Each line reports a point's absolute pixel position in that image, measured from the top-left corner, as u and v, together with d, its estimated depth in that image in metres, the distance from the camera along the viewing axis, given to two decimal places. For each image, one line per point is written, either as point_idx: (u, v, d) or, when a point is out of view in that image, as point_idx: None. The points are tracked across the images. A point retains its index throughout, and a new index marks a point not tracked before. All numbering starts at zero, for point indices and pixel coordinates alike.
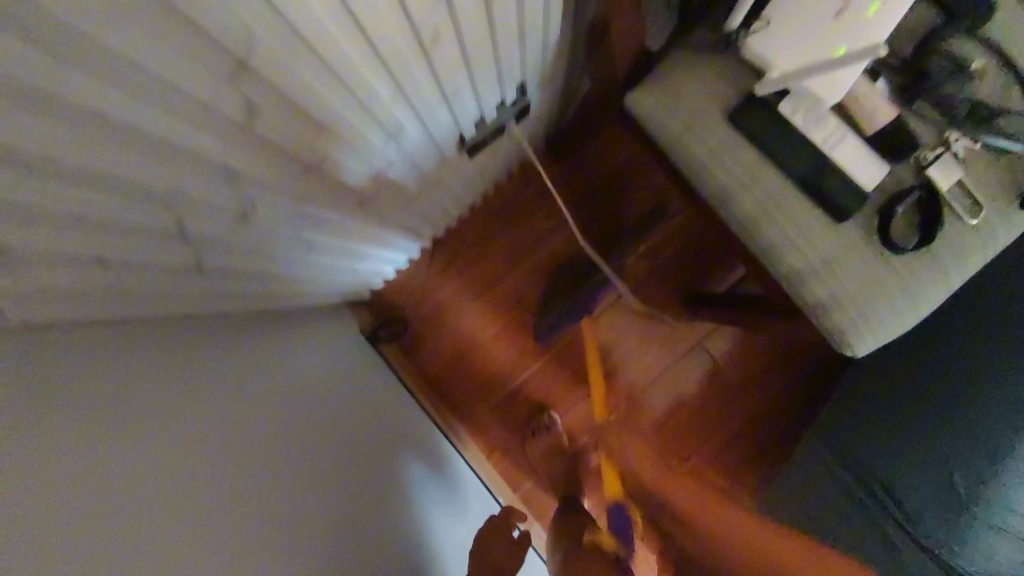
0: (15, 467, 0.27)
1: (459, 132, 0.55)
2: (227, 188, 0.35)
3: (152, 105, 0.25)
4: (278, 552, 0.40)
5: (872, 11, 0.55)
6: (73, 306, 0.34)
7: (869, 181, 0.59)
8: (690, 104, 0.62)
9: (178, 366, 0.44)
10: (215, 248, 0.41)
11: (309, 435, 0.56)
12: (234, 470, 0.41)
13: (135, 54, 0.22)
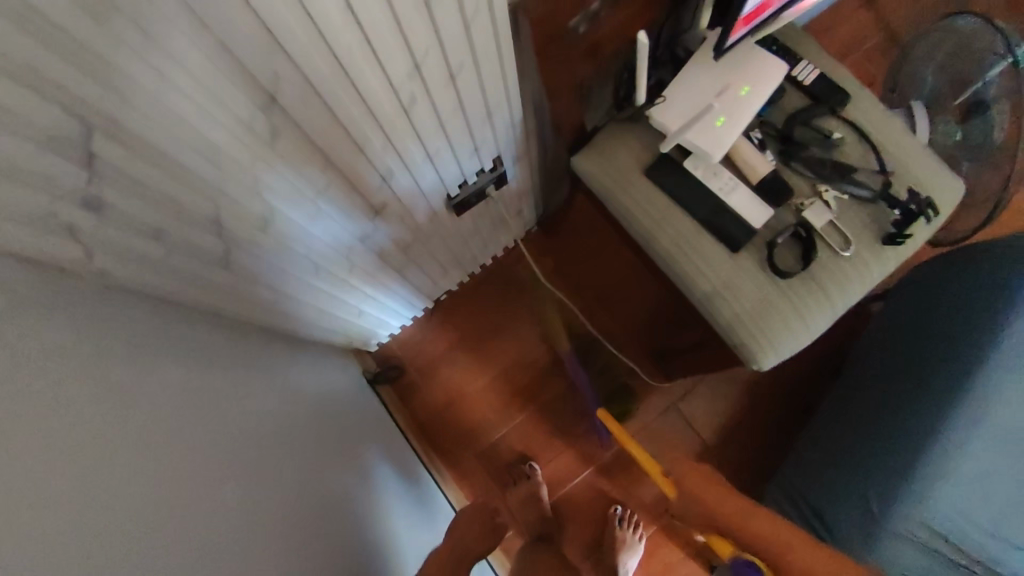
0: (101, 344, 0.54)
1: (445, 188, 0.95)
2: (242, 179, 0.64)
3: (203, 107, 0.53)
4: (231, 467, 0.66)
5: (745, 91, 0.76)
6: (151, 228, 0.60)
7: (754, 219, 0.77)
8: (617, 160, 0.83)
9: (185, 340, 0.72)
10: (219, 227, 0.68)
11: (268, 428, 0.81)
12: (211, 414, 0.68)
13: (195, 72, 0.49)
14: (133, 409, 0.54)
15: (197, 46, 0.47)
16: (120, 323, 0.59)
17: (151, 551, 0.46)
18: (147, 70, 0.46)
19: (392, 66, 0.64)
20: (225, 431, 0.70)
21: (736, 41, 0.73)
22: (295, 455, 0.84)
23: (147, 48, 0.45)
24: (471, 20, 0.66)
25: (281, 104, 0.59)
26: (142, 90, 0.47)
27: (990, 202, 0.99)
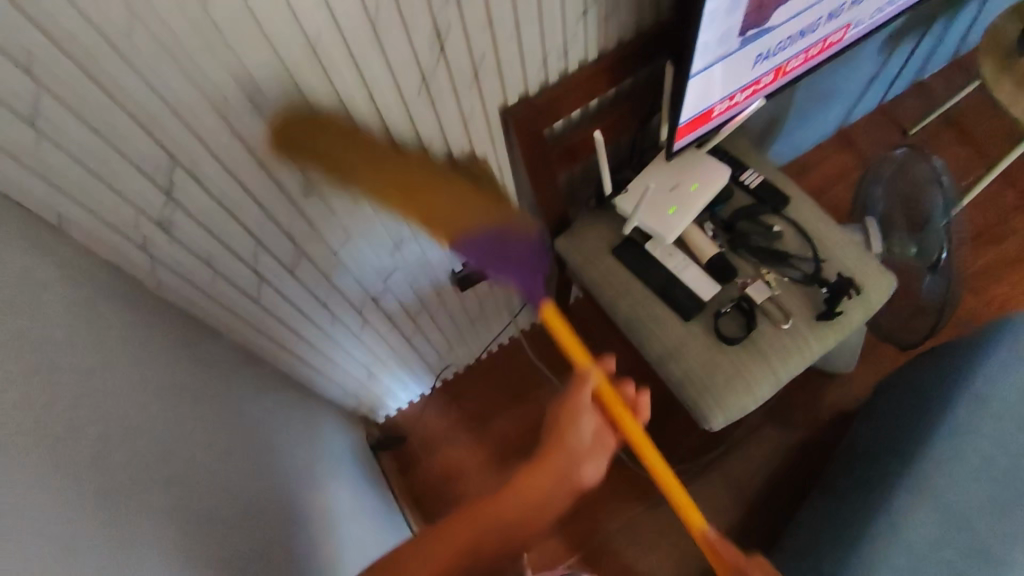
0: (127, 324, 0.69)
1: (449, 263, 1.12)
2: (273, 219, 0.82)
3: (250, 154, 0.73)
4: (207, 457, 0.75)
5: (694, 187, 0.92)
6: (197, 248, 0.78)
7: (703, 292, 0.90)
8: (588, 241, 0.99)
9: (206, 354, 0.87)
10: (251, 261, 0.85)
11: (260, 444, 0.91)
12: (203, 411, 0.79)
13: (249, 127, 0.70)
14: (137, 375, 0.67)
15: (252, 109, 0.68)
16: (146, 318, 0.74)
17: (129, 486, 0.58)
18: (214, 121, 0.67)
19: (402, 144, 0.84)
20: (216, 430, 0.80)
21: (685, 146, 0.92)
22: (275, 476, 0.91)
23: (217, 103, 0.65)
24: (468, 118, 0.86)
25: (316, 166, 0.79)
26: (210, 134, 0.68)
27: (935, 309, 1.13)
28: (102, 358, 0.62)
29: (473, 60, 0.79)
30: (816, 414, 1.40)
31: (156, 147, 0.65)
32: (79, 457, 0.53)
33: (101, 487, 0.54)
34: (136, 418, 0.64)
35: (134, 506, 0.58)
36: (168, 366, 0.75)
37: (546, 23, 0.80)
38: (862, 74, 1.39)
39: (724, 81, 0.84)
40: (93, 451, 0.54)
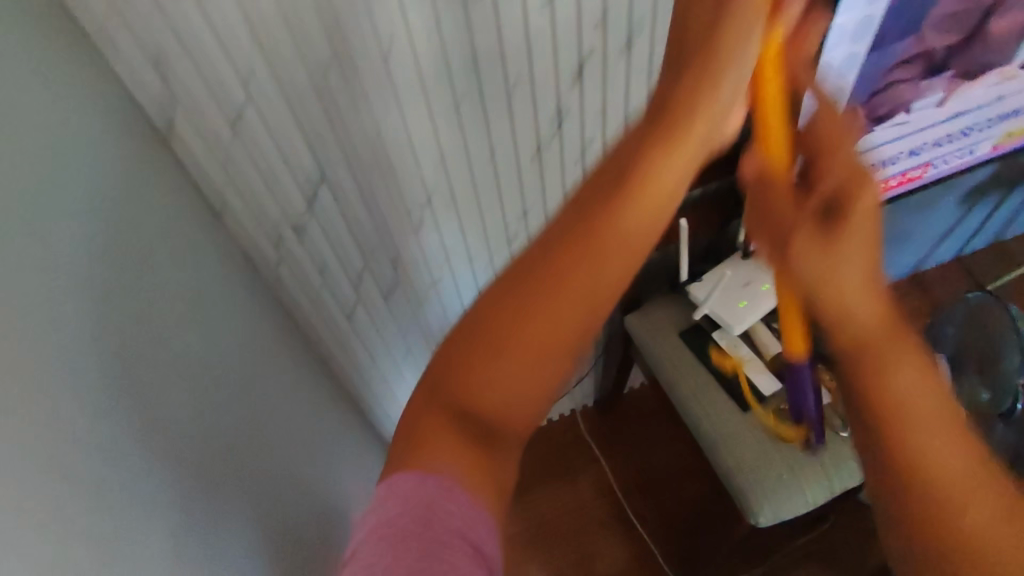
0: (238, 307, 0.79)
1: None
2: (382, 248, 0.93)
3: (380, 187, 0.85)
4: (272, 442, 0.81)
5: (766, 287, 0.97)
6: (314, 258, 0.90)
7: (765, 385, 0.93)
8: (658, 321, 1.04)
9: (293, 355, 0.95)
10: (353, 281, 0.96)
11: (317, 448, 0.96)
12: (279, 402, 0.86)
13: (386, 163, 0.82)
14: (237, 353, 0.76)
15: (393, 149, 0.81)
16: (254, 307, 0.85)
17: (211, 444, 0.65)
18: (361, 153, 0.80)
19: (508, 201, 0.94)
20: (287, 422, 0.87)
21: None
22: (320, 483, 0.96)
23: (367, 139, 0.78)
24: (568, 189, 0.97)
25: (432, 204, 0.90)
26: (356, 166, 0.81)
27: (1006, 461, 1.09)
28: (216, 327, 0.71)
29: (582, 141, 0.91)
30: (869, 557, 1.33)
31: (311, 164, 0.79)
32: (182, 399, 0.60)
33: (192, 439, 0.61)
34: (230, 388, 0.72)
35: (211, 467, 0.64)
36: (262, 354, 0.83)
37: None
38: (941, 221, 1.44)
39: None
40: (190, 398, 0.62)
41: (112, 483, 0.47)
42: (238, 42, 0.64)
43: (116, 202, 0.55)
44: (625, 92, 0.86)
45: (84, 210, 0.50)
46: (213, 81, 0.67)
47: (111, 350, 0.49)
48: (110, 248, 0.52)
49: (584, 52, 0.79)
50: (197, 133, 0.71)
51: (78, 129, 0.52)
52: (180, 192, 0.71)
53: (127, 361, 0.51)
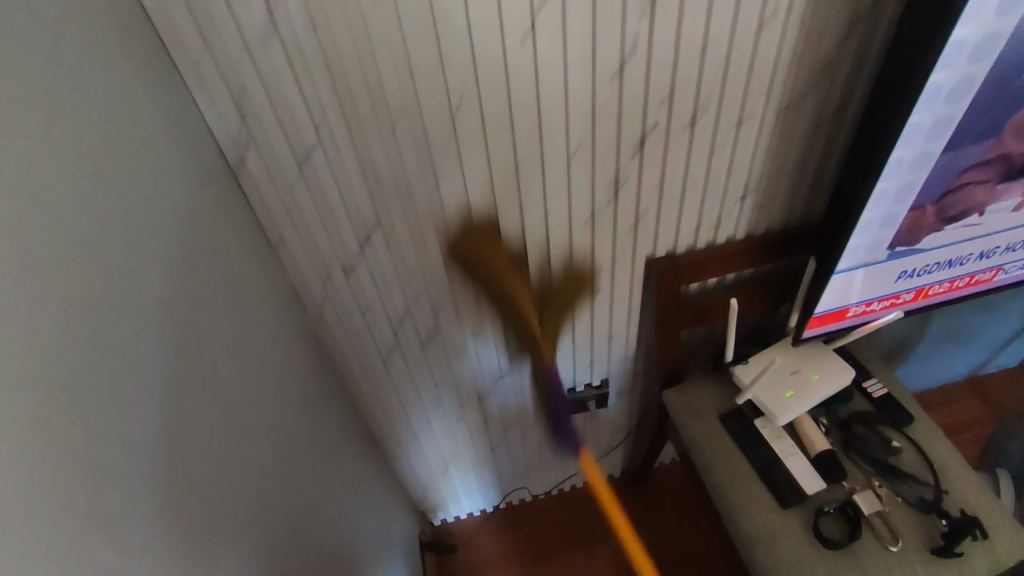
0: (277, 340, 0.79)
1: (556, 386, 1.17)
2: (426, 298, 0.94)
3: (432, 238, 0.86)
4: (292, 481, 0.80)
5: (814, 378, 0.94)
6: (359, 299, 0.91)
7: (808, 484, 0.88)
8: (698, 402, 1.01)
9: (323, 393, 0.95)
10: (394, 327, 0.96)
11: (334, 491, 0.95)
12: (304, 440, 0.85)
13: (440, 214, 0.83)
14: (269, 387, 0.76)
15: (449, 202, 0.82)
16: (293, 342, 0.85)
17: (234, 480, 0.64)
18: (416, 203, 0.81)
19: (556, 263, 0.94)
20: (308, 462, 0.86)
21: (813, 335, 0.95)
22: (333, 528, 0.93)
23: (424, 190, 0.80)
24: (617, 258, 0.96)
25: (481, 260, 0.91)
26: (411, 215, 0.82)
27: None
28: (252, 360, 0.71)
29: (638, 211, 0.91)
30: None
31: (369, 208, 0.80)
32: (213, 431, 0.60)
33: (216, 472, 0.60)
34: (259, 424, 0.71)
35: (231, 501, 0.63)
36: (294, 390, 0.83)
37: (708, 197, 0.92)
38: (1007, 327, 1.36)
39: (863, 286, 0.89)
40: (219, 430, 0.61)
41: (139, 508, 0.46)
42: (316, 88, 0.68)
43: (175, 230, 0.57)
44: (685, 169, 0.86)
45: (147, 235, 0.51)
46: (288, 120, 0.70)
47: (150, 372, 0.49)
48: (162, 274, 0.53)
49: (648, 126, 0.80)
50: (265, 169, 0.74)
51: (151, 156, 0.54)
52: (240, 224, 0.73)
53: (165, 388, 0.51)
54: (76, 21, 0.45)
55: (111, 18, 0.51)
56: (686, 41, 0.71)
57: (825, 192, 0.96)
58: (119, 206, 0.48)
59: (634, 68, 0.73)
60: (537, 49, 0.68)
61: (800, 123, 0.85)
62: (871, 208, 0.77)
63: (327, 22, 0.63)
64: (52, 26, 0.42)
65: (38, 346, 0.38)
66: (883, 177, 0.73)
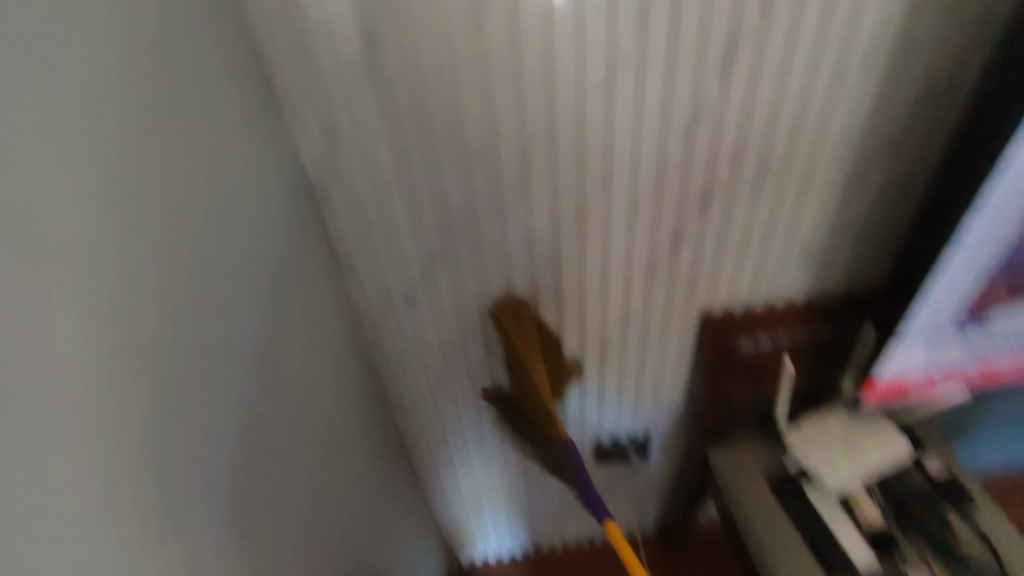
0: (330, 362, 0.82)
1: (598, 433, 1.16)
2: (479, 334, 0.96)
3: (489, 276, 0.88)
4: (333, 501, 0.82)
5: (868, 446, 0.92)
6: (416, 330, 0.94)
7: (859, 561, 0.86)
8: (745, 462, 1.00)
9: (370, 418, 0.97)
10: (444, 359, 0.98)
11: (371, 516, 0.96)
12: (348, 463, 0.87)
13: (499, 255, 0.86)
14: (320, 407, 0.78)
15: (511, 244, 0.85)
16: (347, 364, 0.88)
17: (280, 497, 0.66)
18: (478, 242, 0.84)
19: (610, 310, 0.95)
20: (349, 484, 0.88)
21: (874, 408, 0.93)
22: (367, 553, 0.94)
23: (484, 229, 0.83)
24: (671, 309, 0.97)
25: (537, 300, 0.93)
26: (473, 253, 0.85)
27: None
28: (305, 378, 0.74)
29: (693, 265, 0.91)
30: None
31: (434, 243, 0.84)
32: (261, 444, 0.62)
33: (262, 488, 0.62)
34: (308, 445, 0.74)
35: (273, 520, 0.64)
36: (344, 412, 0.86)
37: (765, 257, 0.92)
38: None
39: (926, 359, 0.86)
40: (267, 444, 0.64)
41: (187, 509, 0.49)
42: (398, 127, 0.72)
43: (248, 247, 0.61)
44: (746, 227, 0.87)
45: (223, 254, 0.56)
46: (370, 155, 0.75)
47: (209, 377, 0.52)
48: (234, 292, 0.57)
49: (713, 183, 0.81)
50: (343, 199, 0.79)
51: (236, 184, 0.59)
52: (313, 249, 0.78)
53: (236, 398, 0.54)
54: (185, 62, 0.51)
55: (217, 57, 0.57)
56: (757, 105, 0.73)
57: (886, 262, 0.95)
58: (200, 227, 0.52)
59: (702, 127, 0.75)
60: (611, 106, 0.72)
61: (867, 191, 0.85)
62: (940, 281, 0.76)
63: (417, 70, 0.68)
64: (160, 65, 0.47)
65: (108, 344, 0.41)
66: (953, 251, 0.73)
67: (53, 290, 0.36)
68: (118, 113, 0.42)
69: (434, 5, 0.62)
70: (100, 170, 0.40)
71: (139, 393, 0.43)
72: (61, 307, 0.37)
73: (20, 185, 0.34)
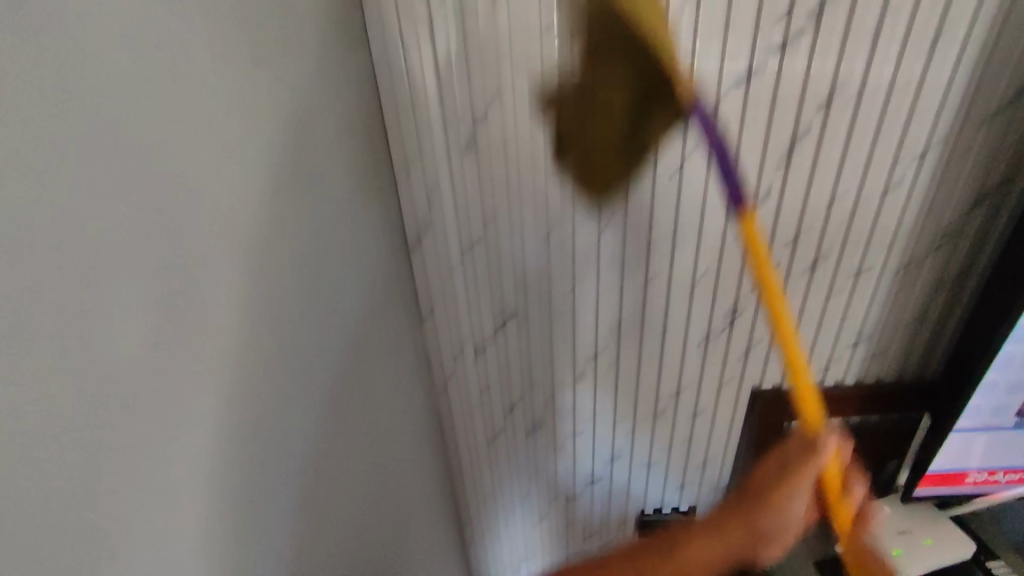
0: (397, 399, 0.90)
1: (644, 503, 1.17)
2: (536, 389, 1.01)
3: (553, 335, 0.95)
4: (386, 530, 0.87)
5: (925, 542, 0.92)
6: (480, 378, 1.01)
7: None
8: (792, 546, 1.00)
9: (425, 458, 1.03)
10: (502, 409, 1.04)
11: (416, 554, 1.00)
12: (401, 498, 0.93)
13: (562, 315, 0.93)
14: (385, 438, 0.85)
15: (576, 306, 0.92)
16: (411, 404, 0.96)
17: (344, 511, 0.72)
18: (546, 302, 0.92)
19: (665, 378, 1.00)
20: (401, 518, 0.93)
21: (924, 496, 0.94)
22: None
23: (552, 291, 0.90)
24: (724, 383, 1.01)
25: (597, 361, 0.98)
26: (541, 312, 0.93)
27: None
28: (376, 408, 0.81)
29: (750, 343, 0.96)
30: None
31: (508, 298, 0.92)
32: (337, 460, 0.69)
33: (332, 501, 0.68)
34: (369, 473, 0.80)
35: (336, 537, 0.70)
36: (403, 447, 0.92)
37: (819, 339, 0.96)
38: None
39: (985, 453, 0.88)
40: (342, 461, 0.70)
41: (273, 512, 0.55)
42: (491, 193, 0.83)
43: (346, 283, 0.70)
44: (802, 307, 0.92)
45: (325, 287, 0.65)
46: (463, 214, 0.85)
47: (306, 390, 0.60)
48: (329, 319, 0.66)
49: (771, 264, 0.87)
50: (434, 251, 0.89)
51: (341, 227, 0.69)
52: (397, 293, 0.87)
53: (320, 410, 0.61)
54: (316, 127, 0.62)
55: (343, 126, 0.69)
56: (815, 196, 0.81)
57: (943, 354, 0.98)
58: (312, 260, 0.62)
59: (765, 211, 0.82)
60: (682, 188, 0.80)
61: (919, 283, 0.90)
62: (996, 371, 0.79)
63: (512, 147, 0.78)
64: (299, 129, 0.58)
65: (240, 351, 0.49)
66: (1008, 342, 0.76)
67: (208, 301, 0.45)
68: (265, 168, 0.52)
69: (534, 94, 0.74)
70: (250, 211, 0.50)
71: (253, 397, 0.51)
72: (211, 314, 0.45)
73: (196, 216, 0.43)
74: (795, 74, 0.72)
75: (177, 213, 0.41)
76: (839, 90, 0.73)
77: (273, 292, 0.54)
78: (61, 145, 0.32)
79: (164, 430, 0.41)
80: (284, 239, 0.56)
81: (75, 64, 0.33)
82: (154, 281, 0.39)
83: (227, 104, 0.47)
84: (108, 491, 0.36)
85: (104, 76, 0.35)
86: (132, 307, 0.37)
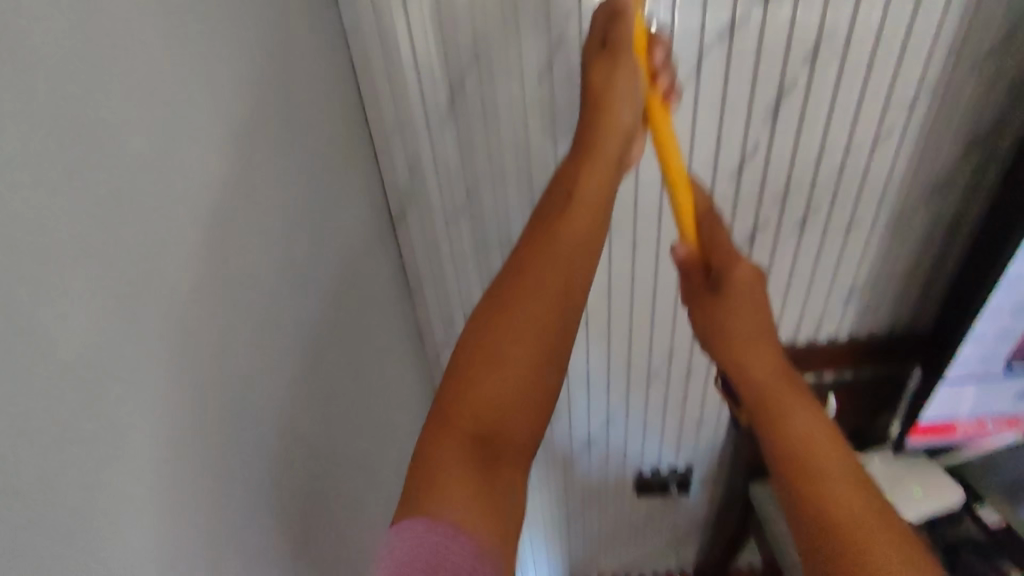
0: (386, 375, 0.90)
1: (640, 464, 1.19)
2: None
3: None
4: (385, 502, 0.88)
5: (915, 494, 0.94)
6: None
7: None
8: None
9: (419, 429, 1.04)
10: None
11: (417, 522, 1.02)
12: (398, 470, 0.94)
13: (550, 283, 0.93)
14: (377, 414, 0.86)
15: None
16: (402, 378, 0.96)
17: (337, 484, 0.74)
18: None
19: (657, 340, 1.00)
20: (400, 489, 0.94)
21: (917, 448, 0.96)
22: None
23: None
24: None
25: (589, 327, 0.98)
26: None
27: None
28: (366, 384, 0.82)
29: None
30: None
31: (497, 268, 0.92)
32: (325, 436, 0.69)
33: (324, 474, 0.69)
34: (363, 449, 0.81)
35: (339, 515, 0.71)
36: (395, 420, 0.93)
37: (812, 294, 0.95)
38: None
39: (974, 402, 0.89)
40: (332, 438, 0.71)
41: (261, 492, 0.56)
42: (473, 162, 0.82)
43: (326, 260, 0.69)
44: (791, 264, 0.91)
45: (305, 264, 0.64)
46: (449, 187, 0.84)
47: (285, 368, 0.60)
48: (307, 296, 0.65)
49: (759, 222, 0.86)
50: (419, 221, 0.88)
51: (319, 205, 0.68)
52: (380, 268, 0.86)
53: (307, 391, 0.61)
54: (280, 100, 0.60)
55: (312, 99, 0.66)
56: (803, 151, 0.80)
57: (935, 306, 0.98)
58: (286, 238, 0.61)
59: (752, 168, 0.81)
60: (667, 148, 0.79)
61: (910, 236, 0.90)
62: (984, 321, 0.79)
63: (492, 113, 0.77)
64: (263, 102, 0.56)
65: (220, 333, 0.48)
66: (999, 290, 0.76)
67: (185, 283, 0.44)
68: (240, 151, 0.52)
69: (512, 56, 0.71)
70: (229, 196, 0.49)
71: (249, 382, 0.52)
72: (191, 299, 0.44)
73: (163, 196, 0.41)
74: (782, 24, 0.69)
75: (143, 194, 0.40)
76: (826, 42, 0.70)
77: (259, 278, 0.54)
78: (16, 137, 0.31)
79: (153, 419, 0.41)
80: (266, 222, 0.56)
81: (20, 49, 0.31)
82: (125, 264, 0.38)
83: (190, 82, 0.45)
84: (94, 482, 0.36)
85: (48, 50, 0.33)
86: (101, 293, 0.36)
